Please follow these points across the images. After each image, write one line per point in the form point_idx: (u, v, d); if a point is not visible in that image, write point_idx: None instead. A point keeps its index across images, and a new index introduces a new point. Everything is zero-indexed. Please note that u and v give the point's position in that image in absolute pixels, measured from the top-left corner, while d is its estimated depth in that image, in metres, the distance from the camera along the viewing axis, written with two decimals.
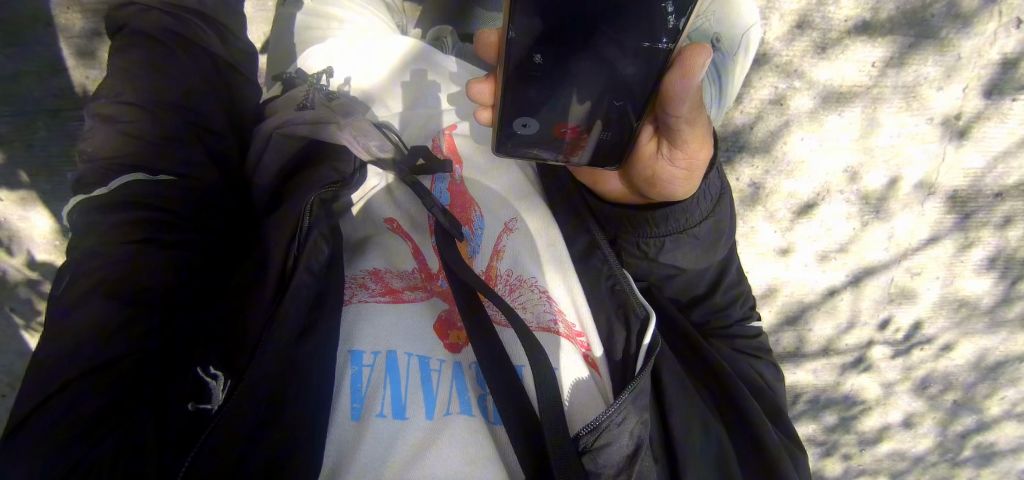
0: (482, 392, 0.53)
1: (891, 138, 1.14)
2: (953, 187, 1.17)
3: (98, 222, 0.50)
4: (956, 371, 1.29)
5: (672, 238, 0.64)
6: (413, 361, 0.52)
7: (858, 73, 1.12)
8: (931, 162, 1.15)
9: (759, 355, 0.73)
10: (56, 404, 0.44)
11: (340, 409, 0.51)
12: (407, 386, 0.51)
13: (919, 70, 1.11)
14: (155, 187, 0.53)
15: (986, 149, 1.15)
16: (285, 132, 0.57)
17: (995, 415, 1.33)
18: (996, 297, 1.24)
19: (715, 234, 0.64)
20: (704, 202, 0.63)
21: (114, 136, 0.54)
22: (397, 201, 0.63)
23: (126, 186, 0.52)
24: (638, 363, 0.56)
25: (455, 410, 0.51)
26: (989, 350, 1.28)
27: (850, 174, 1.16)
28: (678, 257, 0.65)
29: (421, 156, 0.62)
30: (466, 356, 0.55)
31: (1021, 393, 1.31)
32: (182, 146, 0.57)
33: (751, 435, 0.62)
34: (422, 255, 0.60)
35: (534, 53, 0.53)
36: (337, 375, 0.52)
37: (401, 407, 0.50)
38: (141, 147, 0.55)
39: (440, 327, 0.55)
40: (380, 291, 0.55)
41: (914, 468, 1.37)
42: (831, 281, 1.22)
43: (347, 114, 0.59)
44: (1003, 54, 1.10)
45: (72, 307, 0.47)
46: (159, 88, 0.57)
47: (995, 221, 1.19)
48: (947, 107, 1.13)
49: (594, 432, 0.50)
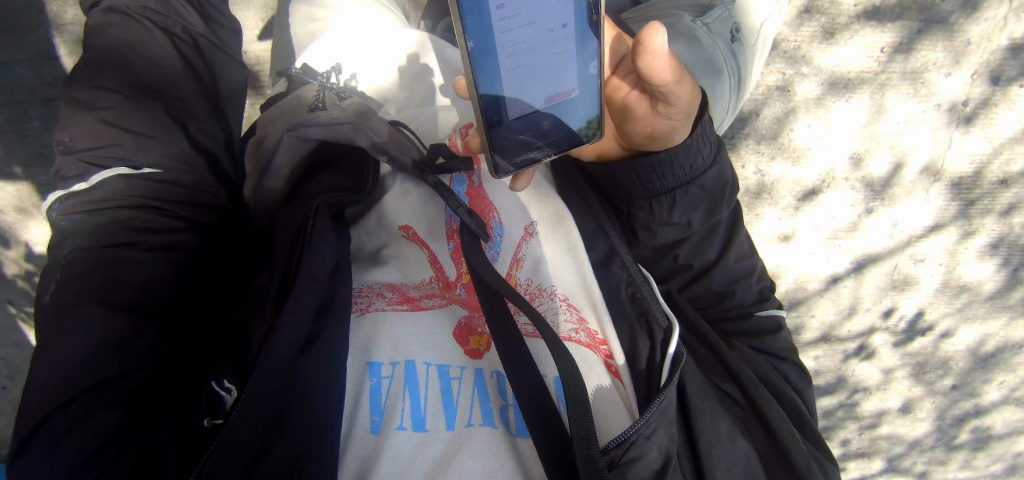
0: (505, 403, 0.52)
1: (895, 124, 1.18)
2: (958, 174, 1.20)
3: (89, 226, 0.51)
4: (959, 354, 1.31)
5: (684, 189, 0.63)
6: (432, 371, 0.51)
7: (867, 60, 1.16)
8: (937, 147, 1.19)
9: (784, 356, 0.72)
10: (61, 424, 0.45)
11: (358, 422, 0.49)
12: (426, 396, 0.49)
13: (926, 55, 1.15)
14: (133, 182, 0.53)
15: (991, 136, 1.18)
16: (299, 136, 0.53)
17: (994, 399, 1.35)
18: (999, 282, 1.27)
19: (721, 186, 0.64)
20: (709, 147, 0.62)
21: (95, 126, 0.54)
22: (412, 206, 0.62)
23: (112, 183, 0.52)
24: (664, 377, 0.53)
25: (477, 422, 0.49)
26: (990, 335, 1.30)
27: (855, 161, 1.20)
28: (690, 211, 0.64)
29: (441, 155, 0.61)
30: (488, 363, 0.53)
31: (1020, 377, 1.33)
32: (167, 138, 0.56)
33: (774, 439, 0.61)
34: (439, 263, 0.60)
35: (564, 24, 0.56)
36: (354, 387, 0.50)
37: (421, 419, 0.48)
38: (124, 138, 0.54)
39: (461, 333, 0.54)
40: (398, 300, 0.55)
41: (912, 452, 1.38)
42: (835, 269, 1.26)
43: (359, 112, 0.55)
44: (1011, 39, 1.14)
45: (62, 316, 0.48)
46: (145, 76, 0.58)
47: (999, 209, 1.23)
48: (954, 94, 1.17)
49: (623, 447, 0.47)
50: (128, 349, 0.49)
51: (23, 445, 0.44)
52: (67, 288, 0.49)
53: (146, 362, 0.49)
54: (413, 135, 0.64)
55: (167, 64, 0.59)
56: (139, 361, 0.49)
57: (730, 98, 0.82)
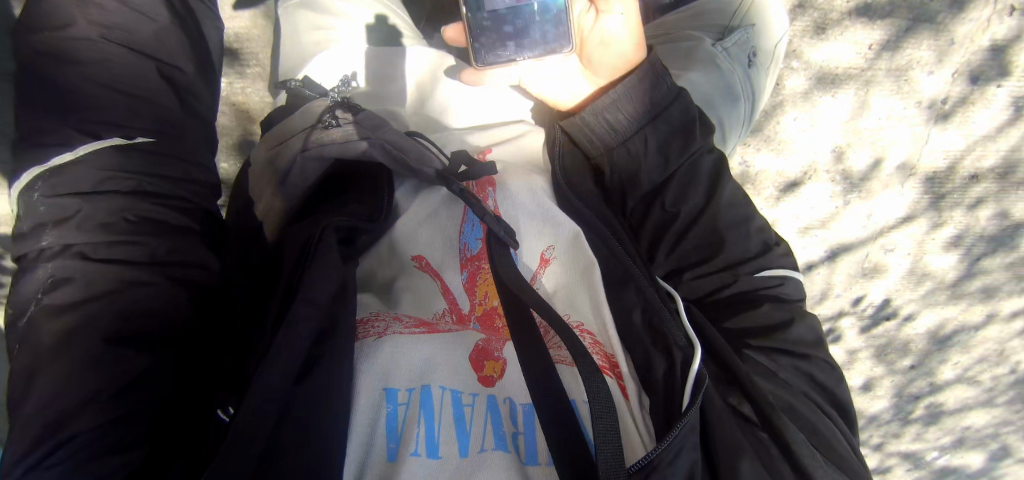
0: (516, 429, 0.53)
1: (876, 120, 1.23)
2: (931, 169, 1.26)
3: (79, 214, 0.53)
4: (920, 336, 1.38)
5: (651, 124, 0.72)
6: (447, 395, 0.53)
7: (855, 56, 1.20)
8: (914, 142, 1.24)
9: (799, 352, 0.70)
10: (71, 436, 0.48)
11: (375, 448, 0.51)
12: (441, 422, 0.51)
13: (912, 54, 1.20)
14: (126, 152, 0.57)
15: (966, 132, 1.24)
16: (313, 152, 0.59)
17: (949, 378, 1.43)
18: (961, 271, 1.33)
19: (687, 121, 0.72)
20: (666, 84, 0.73)
21: (80, 86, 0.57)
22: (421, 236, 0.63)
23: (93, 155, 0.55)
24: (685, 400, 0.54)
25: (490, 446, 0.51)
26: (949, 320, 1.37)
27: (836, 154, 1.25)
28: (661, 145, 0.72)
29: (462, 162, 0.64)
30: (500, 390, 0.55)
31: (974, 359, 1.41)
32: (156, 98, 0.61)
33: (796, 466, 0.58)
34: (451, 294, 0.61)
35: None
36: (370, 415, 0.52)
37: (435, 445, 0.50)
38: (106, 96, 0.58)
39: (476, 358, 0.56)
40: (414, 324, 0.57)
41: (870, 427, 1.46)
42: (810, 257, 1.31)
43: (375, 125, 0.59)
44: (993, 40, 1.18)
45: (56, 344, 0.50)
46: (134, 28, 0.60)
47: (967, 203, 1.28)
48: (935, 91, 1.22)
49: (645, 469, 0.50)
50: (141, 370, 0.52)
51: (32, 448, 0.47)
52: (66, 287, 0.51)
53: (149, 402, 0.51)
54: (435, 148, 0.69)
55: (159, 18, 0.62)
56: (144, 385, 0.51)
57: (744, 122, 0.90)
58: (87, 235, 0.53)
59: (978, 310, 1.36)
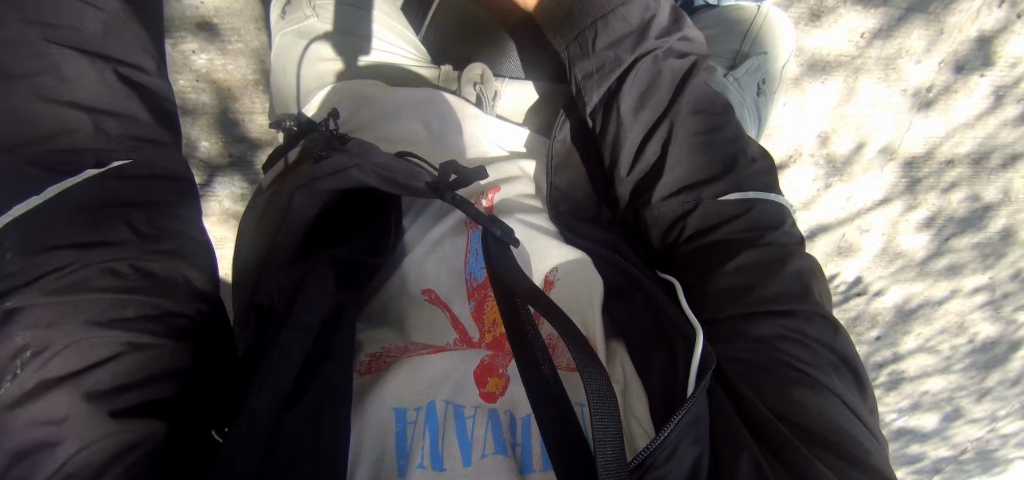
0: (513, 441, 0.56)
1: (863, 107, 1.25)
2: (911, 154, 1.29)
3: (50, 275, 0.41)
4: (888, 309, 1.45)
5: (604, 19, 0.71)
6: (450, 409, 0.55)
7: (846, 43, 1.22)
8: (897, 127, 1.27)
9: (791, 309, 0.62)
10: None
11: (385, 464, 0.53)
12: (444, 434, 0.54)
13: (902, 42, 1.22)
14: (104, 183, 0.46)
15: (947, 119, 1.27)
16: (303, 195, 0.57)
17: (910, 348, 1.51)
18: (930, 250, 1.39)
19: (642, 19, 0.71)
20: None
21: (43, 108, 0.44)
22: (431, 271, 0.66)
23: (71, 192, 0.44)
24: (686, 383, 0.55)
25: (490, 452, 0.54)
26: (915, 295, 1.43)
27: (821, 139, 1.27)
28: (614, 42, 0.71)
29: (453, 170, 0.61)
30: (502, 404, 0.58)
31: (935, 331, 1.49)
32: (121, 113, 0.49)
33: (767, 441, 0.55)
34: (462, 328, 0.63)
35: None
36: (380, 432, 0.54)
37: (439, 457, 0.53)
38: (64, 114, 0.45)
39: (480, 373, 0.59)
40: (424, 346, 0.60)
41: None
42: None
43: (361, 148, 0.58)
44: (980, 31, 1.22)
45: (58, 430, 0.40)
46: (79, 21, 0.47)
47: (942, 186, 1.33)
48: (921, 79, 1.24)
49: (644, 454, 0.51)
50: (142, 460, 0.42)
51: None
52: (51, 358, 0.41)
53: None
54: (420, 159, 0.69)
55: (104, 3, 0.49)
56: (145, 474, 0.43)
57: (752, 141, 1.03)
58: (73, 291, 0.42)
59: (941, 286, 1.43)
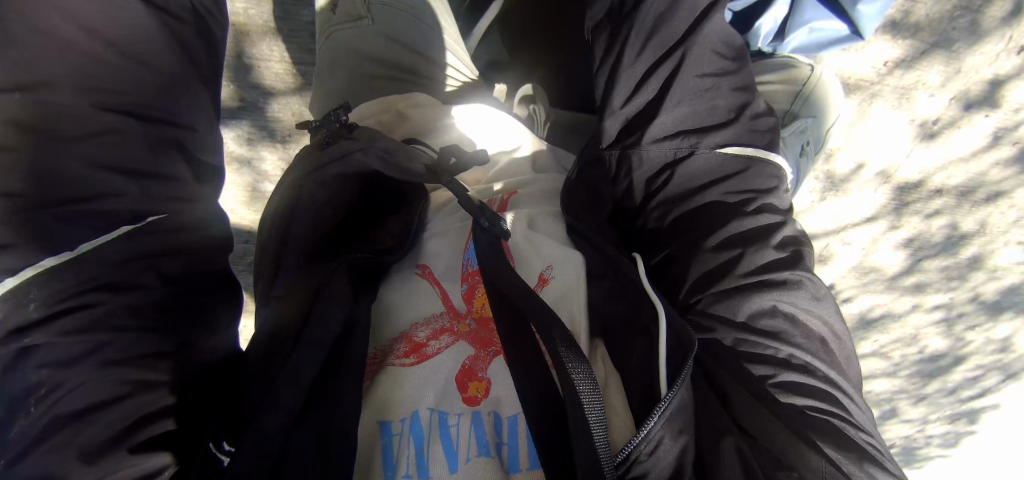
0: (499, 440, 0.55)
1: (868, 130, 1.30)
2: (904, 180, 1.35)
3: (87, 331, 0.45)
4: (852, 315, 1.54)
5: None
6: (434, 415, 0.55)
7: (869, 69, 1.24)
8: (897, 153, 1.32)
9: (779, 283, 0.64)
10: None
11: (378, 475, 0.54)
12: (428, 442, 0.54)
13: (920, 75, 1.25)
14: (136, 238, 0.48)
15: (946, 153, 1.32)
16: (322, 178, 0.62)
17: (865, 351, 1.62)
18: (903, 267, 1.47)
19: None
20: None
21: (89, 174, 0.45)
22: (435, 255, 0.69)
23: (101, 248, 0.46)
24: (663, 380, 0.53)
25: (474, 455, 0.53)
26: (879, 305, 1.53)
27: (825, 155, 1.32)
28: None
29: (452, 155, 0.65)
30: (485, 406, 0.56)
31: (890, 339, 1.60)
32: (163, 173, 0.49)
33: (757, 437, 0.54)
34: (450, 300, 0.65)
35: None
36: (371, 445, 0.55)
37: (425, 467, 0.53)
38: (109, 177, 0.46)
39: (462, 377, 0.58)
40: (406, 351, 0.60)
41: None
42: None
43: (370, 138, 0.64)
44: (995, 74, 1.25)
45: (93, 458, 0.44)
46: (153, 55, 0.48)
47: (926, 212, 1.39)
48: (929, 112, 1.28)
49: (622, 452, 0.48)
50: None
51: None
52: (62, 396, 0.43)
53: None
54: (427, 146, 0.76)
55: (164, 64, 0.49)
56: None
57: None
58: (90, 331, 0.45)
59: (904, 300, 1.52)
